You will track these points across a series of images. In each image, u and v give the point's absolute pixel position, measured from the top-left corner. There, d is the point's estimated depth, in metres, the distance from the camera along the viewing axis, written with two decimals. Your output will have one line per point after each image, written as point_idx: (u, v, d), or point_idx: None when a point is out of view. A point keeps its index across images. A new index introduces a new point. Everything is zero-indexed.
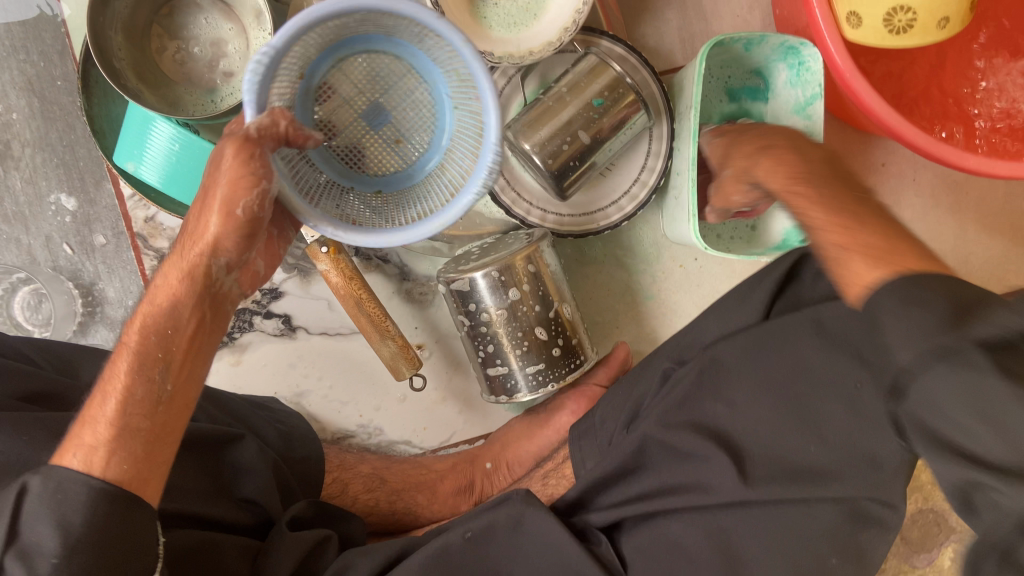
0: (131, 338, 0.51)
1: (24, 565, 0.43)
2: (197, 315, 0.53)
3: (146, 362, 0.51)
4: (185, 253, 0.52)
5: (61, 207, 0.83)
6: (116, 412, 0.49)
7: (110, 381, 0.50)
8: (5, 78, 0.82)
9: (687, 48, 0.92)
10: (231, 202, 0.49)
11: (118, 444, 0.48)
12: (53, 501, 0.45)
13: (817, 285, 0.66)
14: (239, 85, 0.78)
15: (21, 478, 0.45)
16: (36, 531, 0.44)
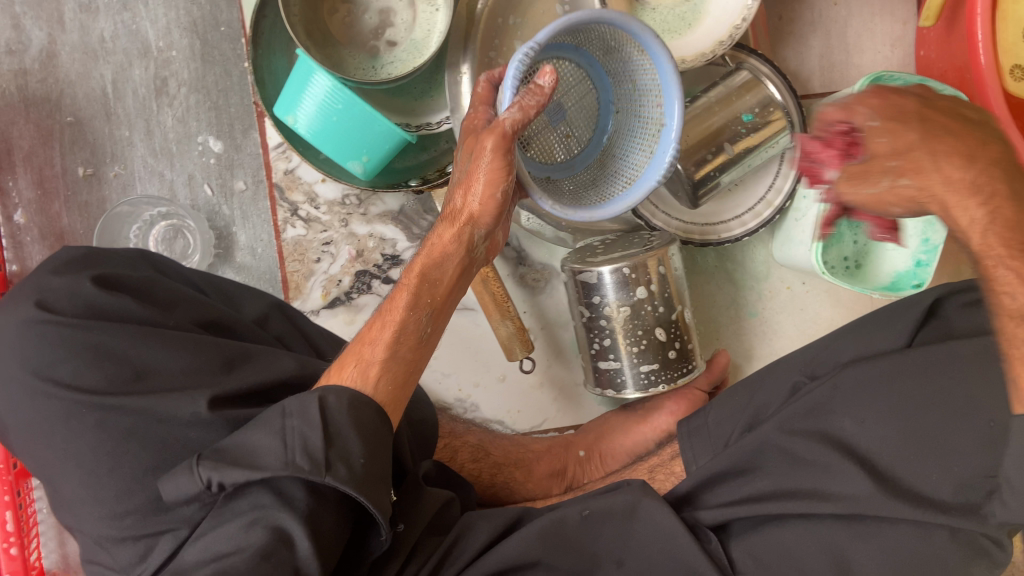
0: (409, 279, 0.59)
1: (345, 466, 0.48)
2: (457, 271, 0.60)
3: (417, 304, 0.58)
4: (449, 225, 0.59)
5: (207, 148, 0.86)
6: (387, 344, 0.56)
7: (391, 315, 0.58)
8: (171, 17, 0.85)
9: (825, 75, 0.94)
10: (495, 186, 0.56)
11: (387, 367, 0.56)
12: (350, 410, 0.51)
13: (961, 321, 0.64)
14: (400, 54, 0.81)
15: (314, 394, 0.51)
16: (344, 437, 0.49)
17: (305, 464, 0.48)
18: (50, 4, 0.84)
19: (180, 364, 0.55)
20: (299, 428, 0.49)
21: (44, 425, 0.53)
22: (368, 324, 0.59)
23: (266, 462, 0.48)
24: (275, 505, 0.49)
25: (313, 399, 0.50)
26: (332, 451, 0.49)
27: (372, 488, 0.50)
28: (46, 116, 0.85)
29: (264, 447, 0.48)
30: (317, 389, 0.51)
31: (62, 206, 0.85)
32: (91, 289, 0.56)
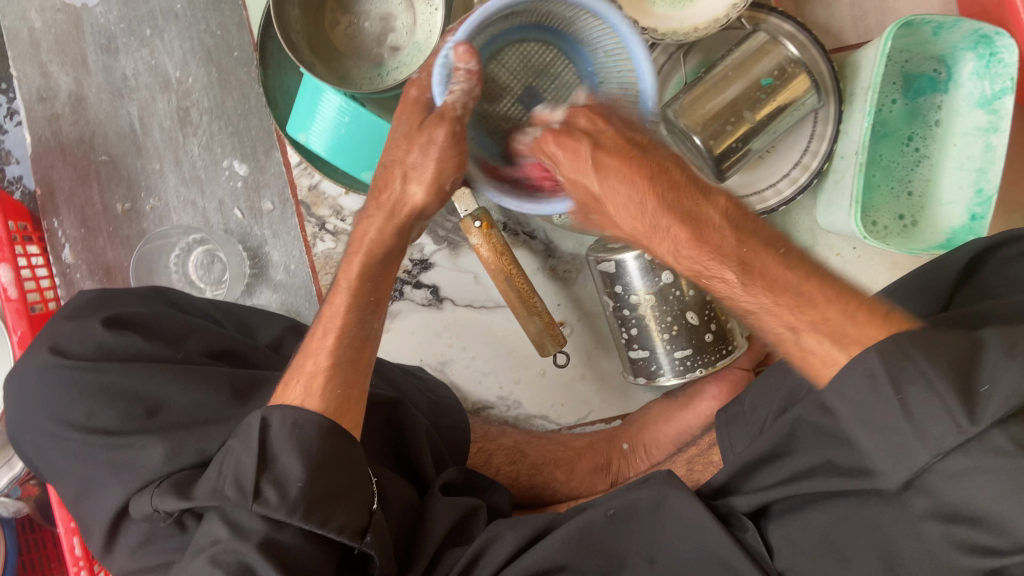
0: (345, 277, 0.58)
1: (277, 491, 0.48)
2: (388, 260, 0.59)
3: (362, 301, 0.58)
4: (382, 212, 0.56)
5: (233, 172, 0.88)
6: (331, 349, 0.56)
7: (331, 302, 0.58)
8: (187, 48, 0.87)
9: (858, 25, 0.88)
10: (447, 176, 0.54)
11: (334, 371, 0.55)
12: (296, 433, 0.50)
13: (1000, 274, 0.59)
14: (405, 58, 0.81)
15: (264, 412, 0.51)
16: (285, 461, 0.49)
17: (232, 495, 0.48)
18: (75, 50, 0.88)
19: (189, 398, 0.56)
20: (234, 455, 0.50)
21: (69, 463, 0.56)
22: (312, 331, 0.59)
23: (201, 492, 0.49)
24: (229, 539, 0.47)
25: (255, 419, 0.51)
26: (262, 476, 0.48)
27: (318, 510, 0.48)
28: (83, 157, 0.89)
29: (207, 480, 0.50)
30: (260, 410, 0.51)
31: (106, 242, 0.89)
32: (101, 330, 0.58)
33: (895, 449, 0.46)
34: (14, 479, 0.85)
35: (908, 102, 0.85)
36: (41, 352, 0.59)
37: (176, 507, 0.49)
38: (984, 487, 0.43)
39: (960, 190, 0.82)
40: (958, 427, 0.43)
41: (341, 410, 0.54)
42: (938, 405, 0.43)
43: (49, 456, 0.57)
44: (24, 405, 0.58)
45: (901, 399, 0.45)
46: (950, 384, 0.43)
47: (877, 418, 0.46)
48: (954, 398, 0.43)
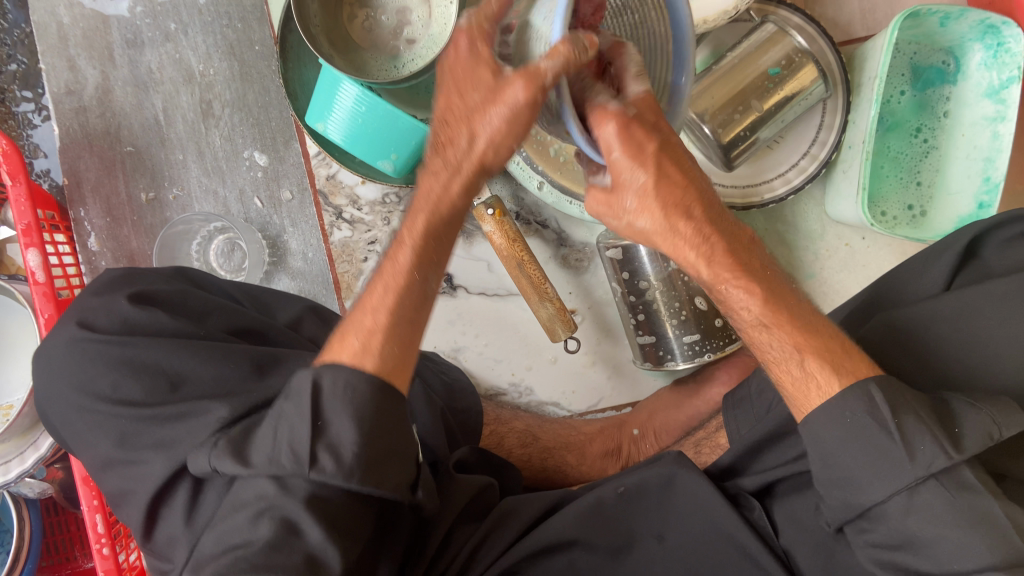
0: (411, 237, 0.56)
1: (331, 457, 0.48)
2: (452, 214, 0.57)
3: (426, 260, 0.56)
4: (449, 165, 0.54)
5: (253, 162, 0.91)
6: (392, 308, 0.54)
7: (392, 261, 0.56)
8: (210, 42, 0.90)
9: (867, 18, 0.89)
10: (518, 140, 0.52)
11: (389, 333, 0.54)
12: (345, 398, 0.49)
13: (1002, 259, 0.61)
14: (420, 51, 0.83)
15: (315, 374, 0.50)
16: (339, 428, 0.48)
17: (289, 462, 0.48)
18: (102, 44, 0.91)
19: (209, 373, 0.58)
20: (289, 421, 0.49)
21: (93, 435, 0.58)
22: (368, 287, 0.57)
23: (257, 460, 0.49)
24: (276, 495, 0.48)
25: (306, 380, 0.50)
26: (317, 443, 0.48)
27: (370, 474, 0.48)
28: (109, 148, 0.92)
29: (261, 445, 0.50)
30: (311, 371, 0.50)
31: (130, 230, 0.92)
32: (126, 306, 0.60)
33: (853, 478, 0.49)
34: (39, 459, 0.87)
35: (917, 94, 0.87)
36: (69, 326, 0.61)
37: (232, 468, 0.49)
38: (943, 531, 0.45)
39: (968, 180, 0.83)
40: (945, 453, 0.46)
41: (393, 373, 0.53)
42: (893, 447, 0.47)
43: (74, 428, 0.59)
44: (51, 380, 0.61)
45: (870, 438, 0.48)
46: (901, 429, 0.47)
47: (856, 452, 0.48)
48: (900, 438, 0.47)
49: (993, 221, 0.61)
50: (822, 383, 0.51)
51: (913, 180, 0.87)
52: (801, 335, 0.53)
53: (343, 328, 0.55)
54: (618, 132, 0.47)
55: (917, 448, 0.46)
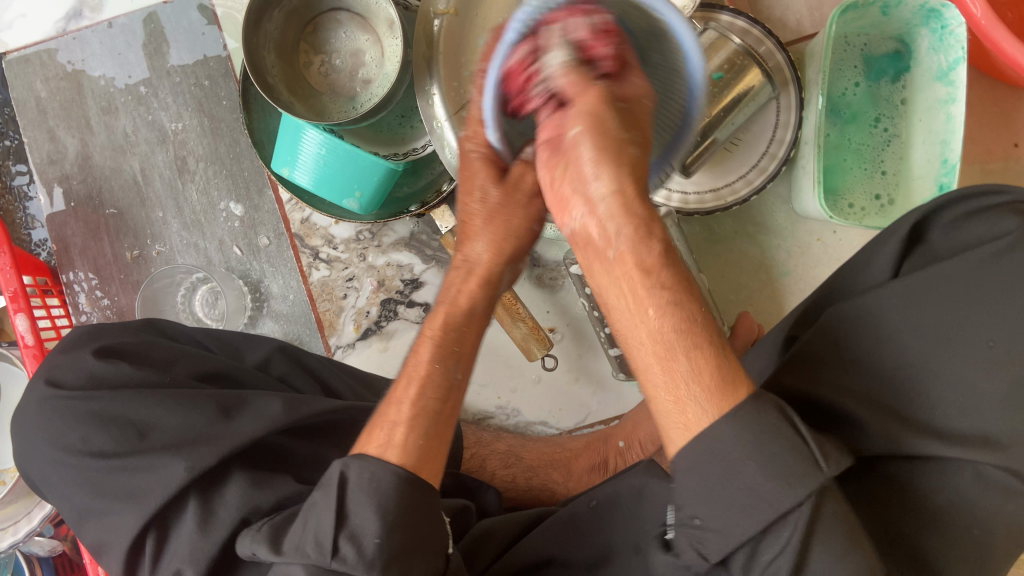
0: (433, 329, 0.58)
1: (353, 549, 0.49)
2: (481, 318, 0.59)
3: (446, 353, 0.57)
4: (467, 270, 0.58)
5: (230, 213, 0.93)
6: (415, 399, 0.55)
7: (411, 364, 0.57)
8: (180, 101, 0.93)
9: (815, 14, 0.90)
10: (519, 221, 0.57)
11: (417, 422, 0.54)
12: (371, 486, 0.51)
13: (951, 242, 0.61)
14: (376, 89, 0.86)
15: (343, 465, 0.52)
16: (361, 515, 0.50)
17: (313, 551, 0.49)
18: (79, 112, 0.95)
19: (174, 421, 0.61)
20: (316, 511, 0.51)
21: (68, 487, 0.61)
22: (396, 382, 0.58)
23: (288, 547, 0.51)
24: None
25: (335, 471, 0.52)
26: (339, 534, 0.50)
27: (396, 564, 0.49)
28: (92, 212, 0.95)
29: (293, 535, 0.52)
30: (341, 460, 0.52)
31: (119, 288, 0.95)
32: (92, 361, 0.63)
33: (727, 508, 0.43)
34: (45, 517, 0.90)
35: (873, 84, 0.87)
36: (39, 386, 0.64)
37: (267, 556, 0.52)
38: (832, 548, 0.42)
39: (929, 164, 0.83)
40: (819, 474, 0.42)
41: (421, 463, 0.53)
42: (801, 448, 0.42)
43: (51, 481, 0.62)
44: (27, 440, 0.63)
45: (775, 446, 0.42)
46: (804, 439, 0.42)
47: (723, 471, 0.42)
48: (815, 445, 0.42)
49: (947, 199, 0.62)
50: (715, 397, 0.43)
51: (878, 168, 0.87)
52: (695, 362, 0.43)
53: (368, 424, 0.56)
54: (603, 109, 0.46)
55: (818, 458, 0.42)
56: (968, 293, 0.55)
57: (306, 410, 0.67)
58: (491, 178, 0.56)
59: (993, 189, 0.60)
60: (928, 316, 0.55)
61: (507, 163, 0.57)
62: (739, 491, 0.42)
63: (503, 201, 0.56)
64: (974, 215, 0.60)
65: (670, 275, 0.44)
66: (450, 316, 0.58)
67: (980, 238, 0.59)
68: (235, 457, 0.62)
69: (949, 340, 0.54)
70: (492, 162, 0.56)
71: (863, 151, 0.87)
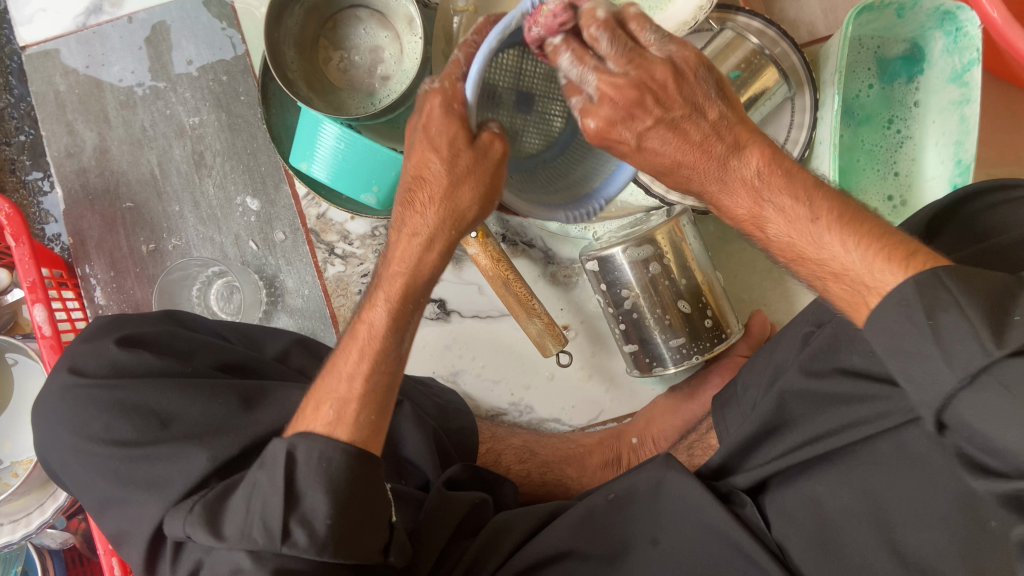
0: (389, 289, 0.59)
1: (305, 532, 0.50)
2: (430, 276, 0.60)
3: (399, 323, 0.59)
4: (411, 232, 0.57)
5: (246, 207, 0.94)
6: (367, 374, 0.58)
7: (366, 321, 0.60)
8: (198, 96, 0.94)
9: (829, 17, 0.91)
10: (469, 201, 0.55)
11: (366, 397, 0.57)
12: (320, 465, 0.52)
13: (970, 238, 0.61)
14: (394, 86, 0.87)
15: (290, 442, 0.53)
16: (312, 496, 0.51)
17: (262, 536, 0.50)
18: (97, 107, 0.95)
19: (195, 410, 0.61)
20: (262, 493, 0.51)
21: (90, 476, 0.61)
22: (343, 345, 0.60)
23: (230, 533, 0.51)
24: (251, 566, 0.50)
25: (280, 449, 0.53)
26: (290, 517, 0.51)
27: (343, 548, 0.51)
28: (109, 206, 0.96)
29: (234, 516, 0.52)
30: (286, 440, 0.53)
31: (134, 282, 0.95)
32: (115, 350, 0.63)
33: (917, 372, 0.43)
34: (58, 509, 0.90)
35: (886, 86, 0.88)
36: (61, 374, 0.64)
37: (205, 539, 0.51)
38: (995, 417, 0.40)
39: (942, 165, 0.84)
40: (983, 351, 0.40)
41: (367, 437, 0.56)
42: (921, 333, 0.42)
43: (72, 470, 0.62)
44: (49, 428, 0.63)
45: (916, 336, 0.43)
46: (979, 321, 0.41)
47: (903, 352, 0.44)
48: (935, 333, 0.42)
49: (966, 194, 0.62)
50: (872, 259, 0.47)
51: (889, 169, 0.88)
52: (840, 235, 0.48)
53: (315, 395, 0.58)
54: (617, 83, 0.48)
55: (952, 350, 0.41)
56: (1015, 257, 0.54)
57: None
58: (447, 143, 0.52)
59: (1012, 184, 0.60)
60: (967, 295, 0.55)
61: (472, 124, 0.52)
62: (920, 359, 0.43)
63: (448, 172, 0.53)
64: (992, 211, 0.60)
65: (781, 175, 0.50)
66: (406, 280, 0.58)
67: (999, 233, 0.59)
68: (255, 447, 0.62)
69: None
70: (451, 124, 0.51)
71: (877, 153, 0.88)
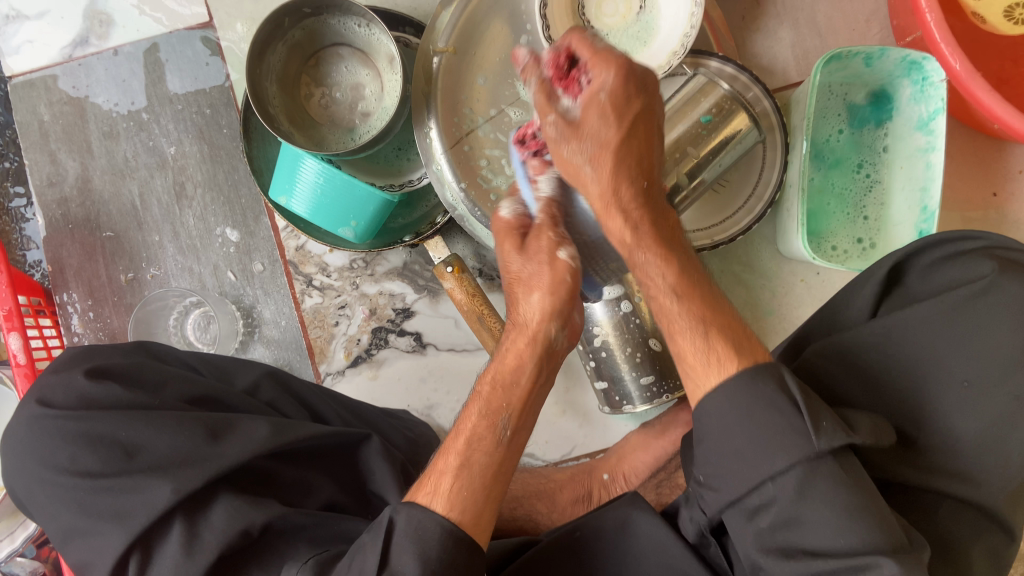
0: (484, 387, 0.60)
1: None
2: (534, 374, 0.61)
3: (491, 408, 0.59)
4: (519, 336, 0.61)
5: (226, 238, 0.95)
6: (461, 451, 0.57)
7: (461, 421, 0.59)
8: (181, 128, 0.95)
9: (801, 63, 0.93)
10: (562, 301, 0.60)
11: (462, 472, 0.56)
12: (415, 534, 0.52)
13: (926, 284, 0.63)
14: (374, 123, 0.88)
15: (388, 512, 0.53)
16: (402, 560, 0.51)
17: None
18: (80, 137, 0.96)
19: (162, 442, 0.62)
20: (362, 555, 0.52)
21: (54, 506, 0.61)
22: (445, 441, 0.60)
23: None
24: None
25: (385, 517, 0.53)
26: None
27: None
28: (89, 234, 0.97)
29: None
30: (388, 509, 0.53)
31: (112, 310, 0.96)
32: (83, 381, 0.64)
33: (755, 450, 0.50)
34: (29, 537, 0.90)
35: (855, 130, 0.90)
36: (29, 404, 0.64)
37: None
38: (835, 505, 0.47)
39: (909, 210, 0.85)
40: (846, 432, 0.50)
41: (465, 516, 0.54)
42: (796, 418, 0.50)
43: (37, 499, 0.62)
44: (16, 457, 0.63)
45: (779, 411, 0.50)
46: (808, 409, 0.50)
47: (756, 432, 0.50)
48: (807, 415, 0.50)
49: (922, 243, 0.63)
50: (716, 368, 0.54)
51: (856, 212, 0.89)
52: (706, 312, 0.57)
53: (420, 478, 0.58)
54: (593, 94, 0.55)
55: (820, 424, 0.49)
56: (965, 324, 0.57)
57: (297, 435, 0.67)
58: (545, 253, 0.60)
59: (967, 234, 0.62)
60: (923, 343, 0.58)
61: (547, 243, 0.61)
62: (756, 438, 0.50)
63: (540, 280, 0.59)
64: (950, 259, 0.62)
65: (678, 273, 0.59)
66: (501, 375, 0.60)
67: (954, 281, 0.61)
68: (223, 479, 0.63)
69: (954, 355, 0.57)
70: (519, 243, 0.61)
71: (847, 196, 0.90)
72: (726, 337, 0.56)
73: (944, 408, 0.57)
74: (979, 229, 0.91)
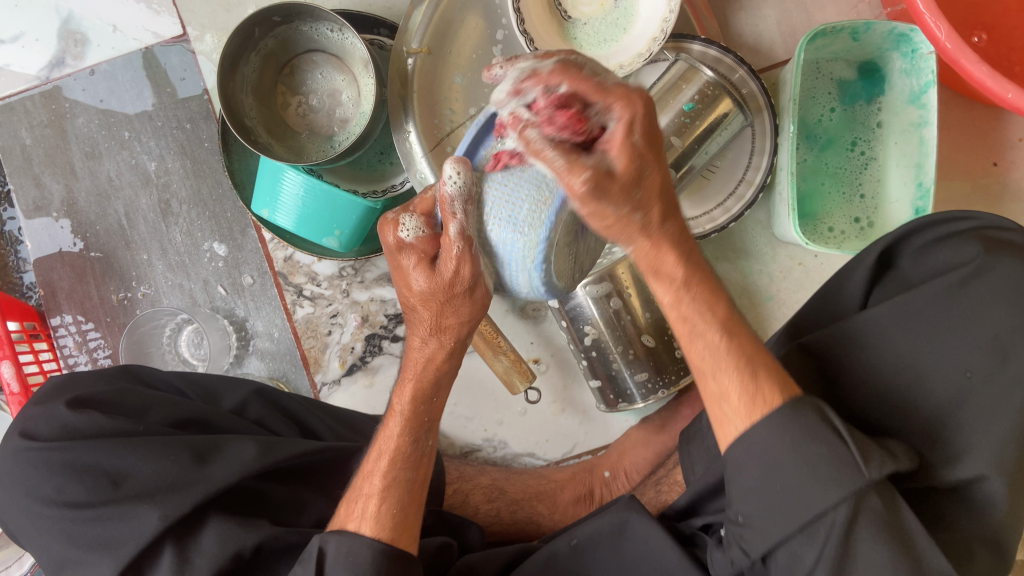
0: (399, 402, 0.62)
1: None
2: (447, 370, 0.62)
3: (414, 423, 0.62)
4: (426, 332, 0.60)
5: (214, 253, 0.94)
6: (386, 471, 0.60)
7: (384, 433, 0.62)
8: (162, 144, 0.94)
9: (788, 41, 0.90)
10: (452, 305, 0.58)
11: (387, 492, 0.59)
12: (347, 561, 0.54)
13: (919, 267, 0.61)
14: (353, 128, 0.87)
15: (319, 541, 0.56)
16: None
17: None
18: (63, 159, 0.96)
19: (147, 468, 0.61)
20: None
21: (44, 538, 0.61)
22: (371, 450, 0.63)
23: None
24: None
25: (314, 546, 0.56)
26: None
27: None
28: (78, 256, 0.96)
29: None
30: (317, 537, 0.56)
31: (106, 330, 0.96)
32: (65, 413, 0.63)
33: (797, 497, 0.48)
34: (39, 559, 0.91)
35: (848, 108, 0.87)
36: (12, 438, 0.63)
37: None
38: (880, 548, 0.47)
39: (904, 187, 0.83)
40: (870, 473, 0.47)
41: (394, 532, 0.57)
42: (840, 451, 0.48)
43: (27, 531, 0.62)
44: (4, 491, 0.63)
45: (822, 443, 0.48)
46: (852, 438, 0.48)
47: (780, 480, 0.48)
48: (854, 444, 0.48)
49: (911, 228, 0.62)
50: (745, 410, 0.51)
51: (852, 191, 0.87)
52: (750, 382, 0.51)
53: (346, 500, 0.60)
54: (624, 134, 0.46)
55: (868, 456, 0.48)
56: (958, 309, 0.56)
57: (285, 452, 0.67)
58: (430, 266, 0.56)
59: (961, 215, 0.61)
60: (912, 334, 0.57)
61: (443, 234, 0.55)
62: (795, 481, 0.48)
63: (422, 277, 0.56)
64: (941, 242, 0.61)
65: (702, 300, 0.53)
66: (414, 389, 0.62)
67: (944, 265, 0.59)
68: (212, 501, 0.62)
69: (949, 345, 0.55)
70: (413, 251, 0.56)
71: (842, 177, 0.87)
72: (747, 361, 0.52)
73: (940, 402, 0.54)
74: (979, 202, 0.88)
